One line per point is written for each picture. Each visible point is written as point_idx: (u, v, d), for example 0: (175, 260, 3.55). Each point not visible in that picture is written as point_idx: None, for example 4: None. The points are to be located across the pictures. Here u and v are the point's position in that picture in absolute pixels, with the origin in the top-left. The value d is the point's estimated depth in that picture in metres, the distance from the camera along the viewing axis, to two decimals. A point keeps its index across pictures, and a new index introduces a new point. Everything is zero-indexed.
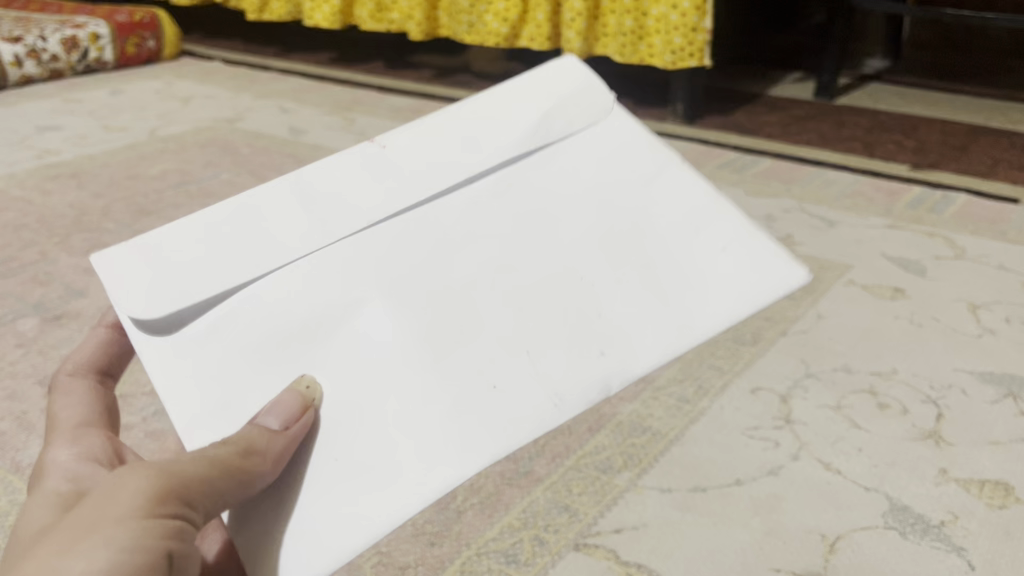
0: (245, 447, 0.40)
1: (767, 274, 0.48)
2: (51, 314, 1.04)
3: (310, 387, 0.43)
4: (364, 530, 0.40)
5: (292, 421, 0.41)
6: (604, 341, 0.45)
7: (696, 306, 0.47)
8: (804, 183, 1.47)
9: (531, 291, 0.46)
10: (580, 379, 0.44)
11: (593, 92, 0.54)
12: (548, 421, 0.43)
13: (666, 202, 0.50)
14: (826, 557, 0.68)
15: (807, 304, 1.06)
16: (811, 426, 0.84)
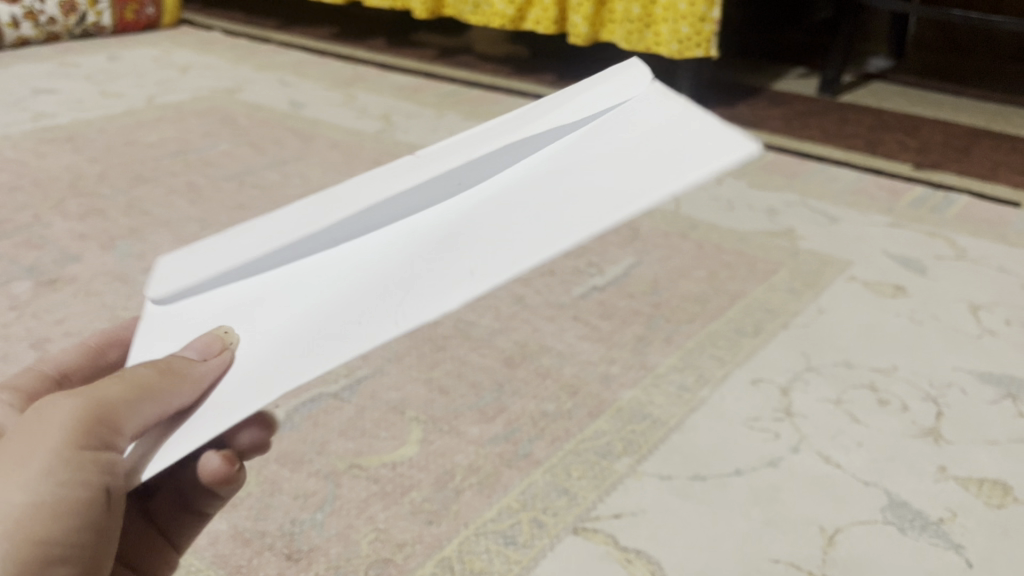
0: (162, 370, 0.38)
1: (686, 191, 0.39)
2: (44, 278, 1.02)
3: (230, 332, 0.39)
4: (267, 380, 0.35)
5: (212, 354, 0.38)
6: (486, 260, 0.37)
7: (508, 247, 0.38)
8: (806, 178, 1.47)
9: (421, 237, 0.41)
10: (440, 291, 0.36)
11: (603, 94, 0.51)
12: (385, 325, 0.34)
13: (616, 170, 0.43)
14: (825, 549, 0.68)
15: (808, 298, 1.06)
16: (811, 419, 0.84)
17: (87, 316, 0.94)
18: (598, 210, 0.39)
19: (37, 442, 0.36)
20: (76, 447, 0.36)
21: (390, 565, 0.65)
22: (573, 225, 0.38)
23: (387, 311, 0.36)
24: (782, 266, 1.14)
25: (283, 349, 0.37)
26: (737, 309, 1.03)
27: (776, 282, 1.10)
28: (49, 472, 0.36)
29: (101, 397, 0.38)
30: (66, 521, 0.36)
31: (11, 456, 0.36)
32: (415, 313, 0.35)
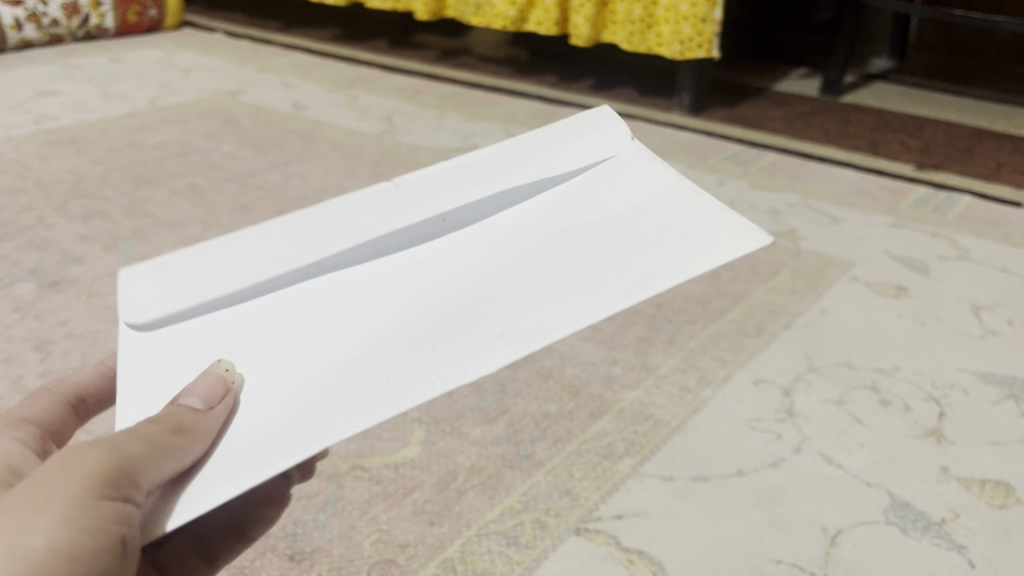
0: (175, 424, 0.37)
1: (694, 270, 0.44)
2: (47, 280, 1.02)
3: (231, 370, 0.40)
4: (291, 427, 0.37)
5: (217, 401, 0.38)
6: (509, 326, 0.41)
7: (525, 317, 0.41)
8: (808, 178, 1.47)
9: (429, 296, 0.44)
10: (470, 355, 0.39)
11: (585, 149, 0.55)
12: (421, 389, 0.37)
13: (610, 237, 0.48)
14: (827, 550, 0.68)
15: (810, 299, 1.06)
16: (813, 420, 0.84)
17: (90, 318, 0.95)
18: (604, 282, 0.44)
19: (51, 488, 0.33)
20: (98, 494, 0.34)
21: (393, 566, 0.65)
22: (582, 297, 0.43)
23: (418, 368, 0.39)
24: (784, 267, 1.14)
25: (299, 397, 0.38)
26: (740, 309, 1.03)
27: (778, 283, 1.10)
28: (68, 519, 0.33)
29: (116, 446, 0.35)
30: (83, 573, 0.33)
31: (26, 500, 0.33)
32: (449, 373, 0.38)
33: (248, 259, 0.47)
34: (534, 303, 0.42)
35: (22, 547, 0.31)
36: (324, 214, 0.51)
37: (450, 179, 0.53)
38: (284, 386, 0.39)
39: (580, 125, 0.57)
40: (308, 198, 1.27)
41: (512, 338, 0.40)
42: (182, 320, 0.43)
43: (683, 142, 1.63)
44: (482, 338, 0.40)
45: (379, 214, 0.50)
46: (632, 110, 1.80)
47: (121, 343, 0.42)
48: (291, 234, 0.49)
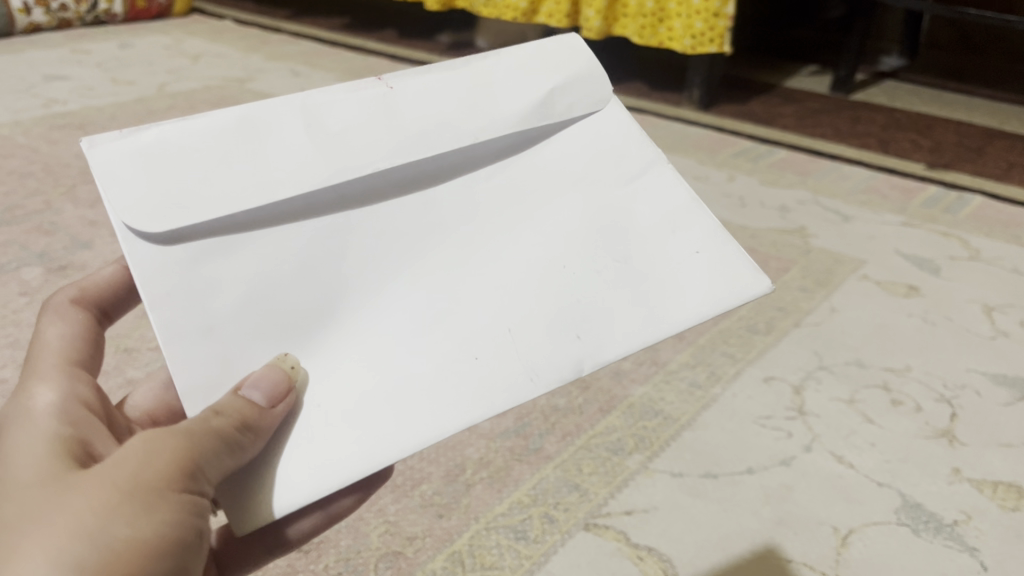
0: (242, 423, 0.38)
1: (726, 279, 0.51)
2: (55, 265, 1.02)
3: (296, 367, 0.41)
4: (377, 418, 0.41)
5: (278, 400, 0.39)
6: (580, 325, 0.46)
7: (589, 314, 0.47)
8: (819, 176, 1.46)
9: (485, 272, 0.47)
10: (556, 358, 0.45)
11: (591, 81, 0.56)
12: (522, 394, 0.43)
13: (643, 209, 0.52)
14: (838, 550, 0.68)
15: (820, 297, 1.06)
16: (823, 418, 0.83)
17: None
18: (649, 274, 0.49)
19: (132, 476, 0.34)
20: (175, 488, 0.34)
21: (401, 558, 0.65)
22: (638, 293, 0.48)
23: (515, 359, 0.44)
24: (795, 264, 1.13)
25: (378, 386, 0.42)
26: (750, 306, 1.03)
27: (788, 280, 1.09)
28: (148, 510, 0.33)
29: (191, 440, 0.36)
30: (163, 563, 0.33)
31: (110, 489, 0.33)
32: (540, 372, 0.44)
33: (257, 172, 0.44)
34: (596, 296, 0.48)
35: (103, 538, 0.32)
36: (328, 108, 0.47)
37: (460, 96, 0.51)
38: (356, 365, 0.43)
39: (560, 53, 0.56)
40: None
41: (588, 337, 0.46)
42: (200, 242, 0.42)
43: (693, 137, 1.62)
44: (562, 335, 0.46)
45: (402, 140, 0.48)
46: (641, 104, 1.79)
47: (134, 262, 0.40)
48: (301, 142, 0.46)
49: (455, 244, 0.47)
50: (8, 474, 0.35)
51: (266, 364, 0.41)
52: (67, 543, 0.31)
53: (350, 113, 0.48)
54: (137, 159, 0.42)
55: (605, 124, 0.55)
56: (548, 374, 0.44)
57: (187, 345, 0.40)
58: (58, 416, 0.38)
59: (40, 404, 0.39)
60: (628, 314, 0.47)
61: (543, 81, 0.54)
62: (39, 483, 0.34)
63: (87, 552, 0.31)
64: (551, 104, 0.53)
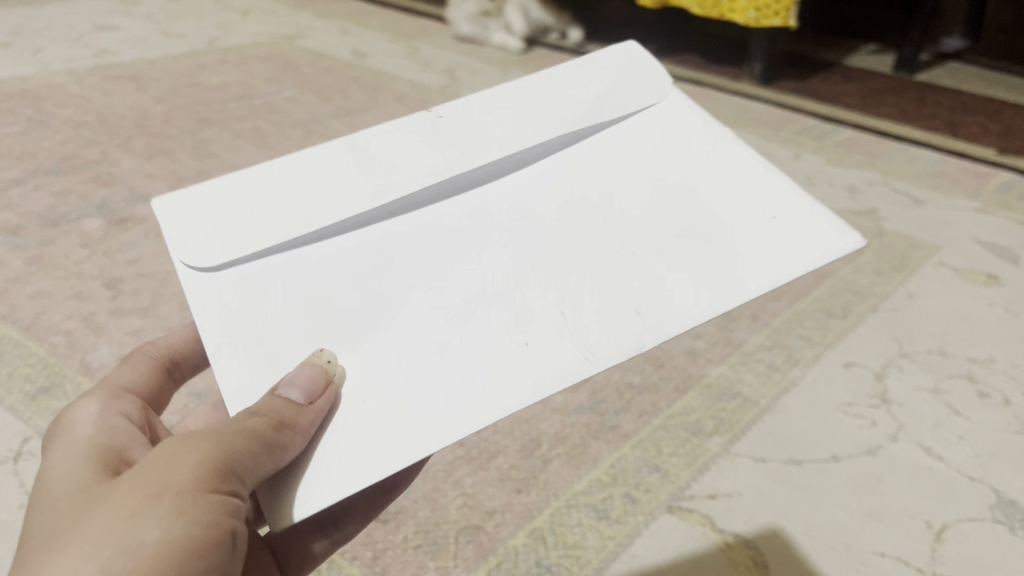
0: (277, 420, 0.37)
1: (810, 237, 0.46)
2: (115, 217, 1.00)
3: (332, 361, 0.41)
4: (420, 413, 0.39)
5: (317, 396, 0.39)
6: (640, 301, 0.43)
7: (650, 289, 0.44)
8: (886, 157, 1.42)
9: (532, 266, 0.46)
10: (615, 333, 0.42)
11: (647, 85, 0.56)
12: (575, 372, 0.41)
13: (708, 186, 0.50)
14: (933, 546, 0.65)
15: (896, 282, 1.02)
16: (908, 408, 0.80)
17: (159, 258, 0.93)
18: (718, 246, 0.46)
19: (159, 482, 0.34)
20: (206, 488, 0.34)
21: (482, 533, 0.63)
22: (708, 262, 0.45)
23: (566, 339, 0.42)
24: (867, 247, 1.09)
25: (421, 375, 0.41)
26: (824, 288, 0.99)
27: (862, 263, 1.05)
28: (180, 511, 0.33)
29: (220, 439, 0.36)
30: (196, 566, 0.33)
31: (139, 494, 0.33)
32: (594, 348, 0.42)
33: (298, 210, 0.47)
34: (658, 271, 0.45)
35: (134, 539, 0.32)
36: (373, 149, 0.52)
37: (510, 106, 0.55)
38: (398, 363, 0.42)
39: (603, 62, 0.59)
40: None
41: (649, 313, 0.43)
42: (257, 258, 0.45)
43: (754, 113, 1.58)
44: (621, 312, 0.43)
45: (453, 148, 0.52)
46: (698, 77, 1.74)
47: (187, 289, 0.43)
48: (350, 170, 0.50)
49: (498, 244, 0.47)
50: (46, 492, 0.36)
51: (304, 360, 0.41)
52: (96, 548, 0.31)
53: (396, 143, 0.52)
54: (194, 208, 0.47)
55: (664, 117, 0.55)
56: (603, 352, 0.42)
57: (233, 346, 0.41)
58: (94, 425, 0.40)
59: (80, 415, 0.41)
60: (694, 288, 0.44)
61: (592, 85, 0.57)
62: (72, 496, 0.35)
63: (113, 557, 0.31)
64: (600, 109, 0.55)
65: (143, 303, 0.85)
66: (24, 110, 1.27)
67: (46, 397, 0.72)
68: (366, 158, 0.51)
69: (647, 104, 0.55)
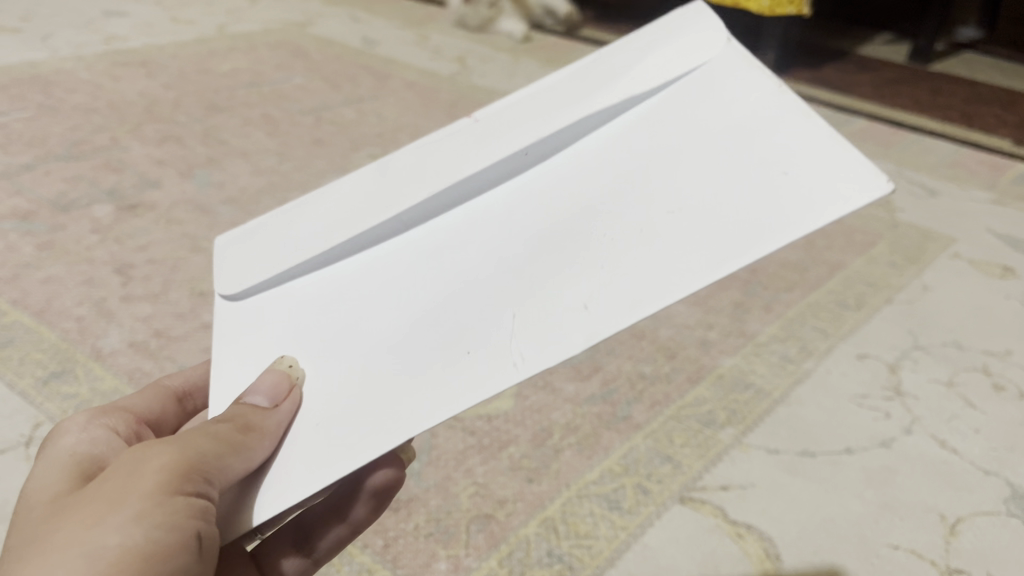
0: (240, 424, 0.37)
1: (814, 204, 0.36)
2: (125, 203, 1.00)
3: (294, 366, 0.41)
4: (367, 428, 0.36)
5: (281, 399, 0.39)
6: (592, 291, 0.37)
7: (605, 274, 0.37)
8: (901, 148, 1.40)
9: (498, 260, 0.41)
10: (552, 334, 0.36)
11: (686, 36, 0.49)
12: (502, 381, 0.35)
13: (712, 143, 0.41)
14: (948, 539, 0.65)
15: (911, 274, 1.01)
16: (923, 400, 0.79)
17: (170, 244, 0.93)
18: (703, 215, 0.38)
19: (125, 488, 0.34)
20: (173, 491, 0.34)
21: (493, 522, 0.63)
22: (684, 234, 0.37)
23: (504, 342, 0.37)
24: (881, 238, 1.09)
25: (378, 389, 0.38)
26: (838, 279, 0.98)
27: (876, 255, 1.05)
28: (143, 516, 0.33)
29: (188, 445, 0.36)
30: (162, 570, 0.33)
31: (104, 502, 0.33)
32: (526, 352, 0.36)
33: (308, 233, 0.49)
34: (621, 249, 0.38)
35: (95, 546, 0.32)
36: (394, 166, 0.53)
37: (538, 104, 0.52)
38: (364, 377, 0.39)
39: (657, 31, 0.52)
40: (384, 136, 1.23)
41: (602, 304, 0.36)
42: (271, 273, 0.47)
43: None
44: (569, 306, 0.37)
45: (470, 143, 0.50)
46: None
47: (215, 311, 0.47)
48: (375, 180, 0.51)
49: (473, 246, 0.43)
50: (24, 501, 0.37)
51: (266, 367, 0.41)
52: (59, 557, 0.31)
53: (426, 152, 0.53)
54: (230, 244, 0.52)
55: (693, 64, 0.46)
56: (538, 354, 0.35)
57: (233, 360, 0.43)
58: (80, 436, 0.41)
59: (67, 427, 0.42)
60: (663, 266, 0.36)
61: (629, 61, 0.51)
62: (43, 506, 0.35)
63: (76, 564, 0.31)
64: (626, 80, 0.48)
65: (154, 289, 0.85)
66: (34, 96, 1.26)
67: (58, 382, 0.72)
68: (383, 176, 0.52)
69: (687, 58, 0.47)
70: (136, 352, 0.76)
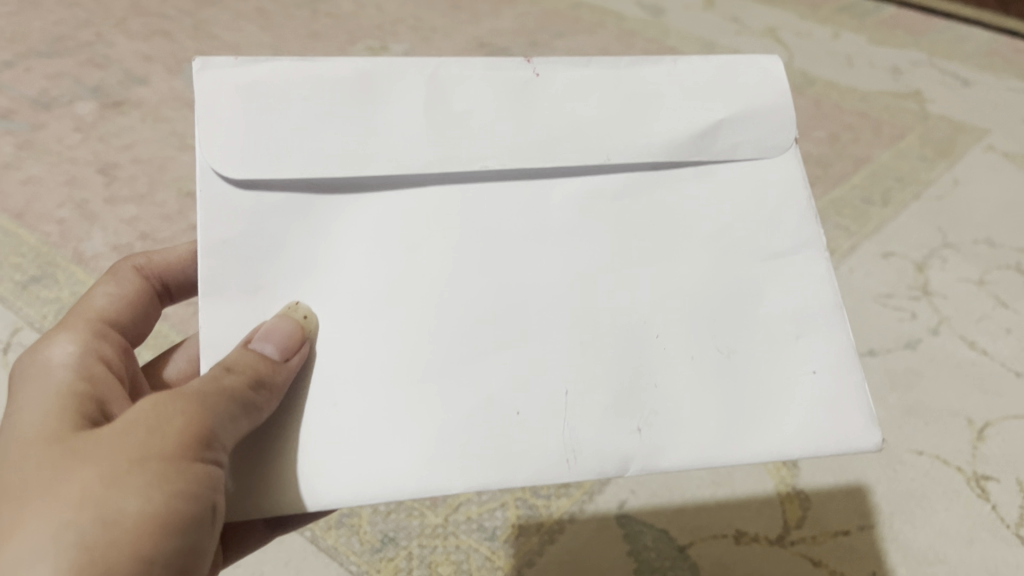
0: (256, 378, 0.38)
1: (836, 420, 0.43)
2: (110, 101, 0.94)
3: (309, 317, 0.41)
4: (403, 469, 0.40)
5: (292, 353, 0.40)
6: (645, 416, 0.42)
7: (657, 398, 0.43)
8: (932, 35, 1.31)
9: (559, 337, 0.43)
10: (604, 445, 0.42)
11: (774, 128, 0.47)
12: (554, 476, 0.41)
13: (774, 289, 0.45)
14: (975, 444, 0.65)
15: (941, 168, 0.95)
16: (951, 300, 0.76)
17: (156, 143, 0.88)
18: (748, 364, 0.44)
19: (140, 445, 0.34)
20: (190, 457, 0.35)
21: None
22: (729, 385, 0.43)
23: (552, 430, 0.41)
24: (910, 132, 1.02)
25: (413, 426, 0.41)
26: (864, 173, 0.93)
27: (904, 148, 0.98)
28: (160, 481, 0.33)
29: (205, 405, 0.36)
30: (177, 543, 0.34)
31: (119, 458, 0.33)
32: (579, 456, 0.41)
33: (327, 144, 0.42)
34: (674, 378, 0.43)
35: (111, 512, 0.32)
36: (452, 88, 0.44)
37: (605, 100, 0.46)
38: (395, 396, 0.41)
39: (750, 90, 0.48)
40: (381, 26, 1.16)
41: (652, 432, 0.42)
42: (276, 197, 0.42)
43: None
44: (624, 422, 0.42)
45: (520, 138, 0.44)
46: None
47: (203, 185, 0.41)
48: (409, 114, 0.43)
49: (521, 301, 0.43)
50: (16, 435, 0.36)
51: (279, 313, 0.41)
52: (70, 515, 0.32)
53: (492, 91, 0.45)
54: (236, 91, 0.42)
55: (770, 177, 0.47)
56: (586, 461, 0.41)
57: (228, 281, 0.41)
58: (72, 370, 0.40)
59: (55, 359, 0.41)
60: (694, 420, 0.42)
61: (710, 108, 0.47)
62: (43, 449, 0.35)
63: (92, 529, 0.32)
64: (708, 139, 0.46)
65: (144, 187, 0.82)
66: None
67: (38, 287, 0.73)
68: (441, 104, 0.44)
69: (768, 176, 0.47)
70: (119, 255, 0.76)
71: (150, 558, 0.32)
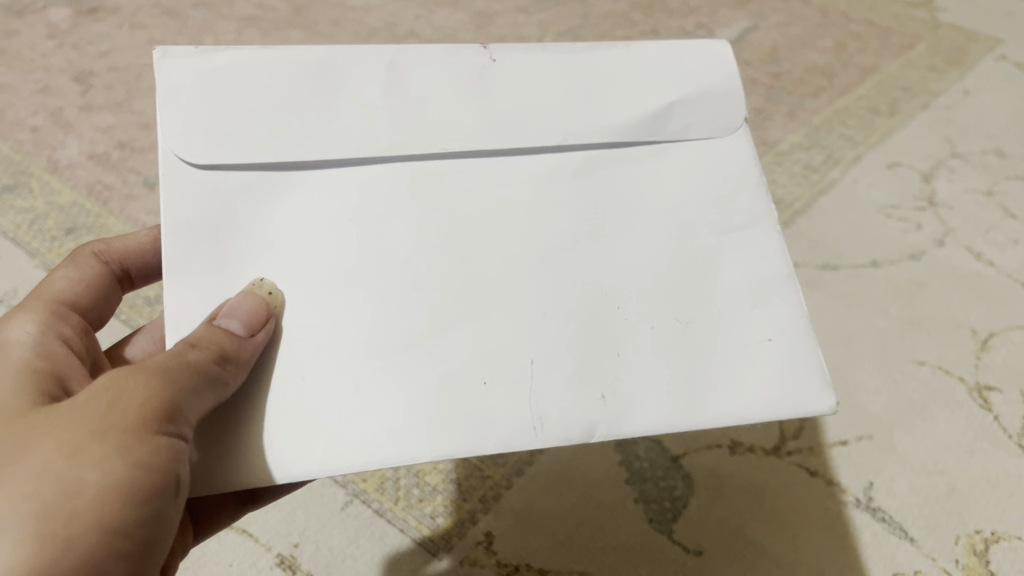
0: (221, 353, 0.35)
1: (794, 386, 0.40)
2: (84, 6, 0.89)
3: (274, 293, 0.39)
4: (365, 439, 0.37)
5: (258, 328, 0.37)
6: (608, 382, 0.39)
7: (620, 368, 0.39)
8: None
9: (517, 307, 0.40)
10: (569, 412, 0.38)
11: (728, 105, 0.45)
12: (520, 441, 0.37)
13: (733, 261, 0.43)
14: (978, 355, 0.64)
15: (952, 78, 0.91)
16: (957, 211, 0.73)
17: (133, 49, 0.84)
18: (711, 334, 0.41)
19: (101, 417, 0.32)
20: (152, 429, 0.33)
21: None
22: (692, 354, 0.40)
23: (512, 399, 0.38)
24: (921, 39, 0.96)
25: (374, 395, 0.38)
26: (870, 84, 0.89)
27: (914, 58, 0.94)
28: (123, 451, 0.32)
29: (169, 378, 0.34)
30: (137, 514, 0.32)
31: (81, 429, 0.32)
32: (543, 424, 0.38)
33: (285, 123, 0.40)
34: (638, 348, 0.40)
35: (71, 480, 0.31)
36: (410, 71, 0.43)
37: (567, 84, 0.44)
38: (355, 368, 0.38)
39: (703, 68, 0.46)
40: None
41: (618, 398, 0.39)
42: (239, 176, 0.40)
43: None
44: (587, 389, 0.39)
45: (479, 121, 0.42)
46: None
47: (165, 169, 0.39)
48: (364, 103, 0.42)
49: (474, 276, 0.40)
50: None
51: (244, 289, 0.39)
52: (28, 485, 0.30)
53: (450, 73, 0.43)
54: (194, 77, 0.41)
55: (724, 157, 0.45)
56: (555, 427, 0.38)
57: (193, 260, 0.39)
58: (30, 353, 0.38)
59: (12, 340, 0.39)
60: (664, 386, 0.39)
61: (662, 89, 0.45)
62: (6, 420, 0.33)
63: (53, 498, 0.30)
64: (662, 118, 0.44)
65: (120, 95, 0.79)
66: None
67: (12, 197, 0.71)
68: (401, 85, 0.42)
69: (720, 160, 0.45)
70: (96, 164, 0.73)
71: (111, 528, 0.31)
